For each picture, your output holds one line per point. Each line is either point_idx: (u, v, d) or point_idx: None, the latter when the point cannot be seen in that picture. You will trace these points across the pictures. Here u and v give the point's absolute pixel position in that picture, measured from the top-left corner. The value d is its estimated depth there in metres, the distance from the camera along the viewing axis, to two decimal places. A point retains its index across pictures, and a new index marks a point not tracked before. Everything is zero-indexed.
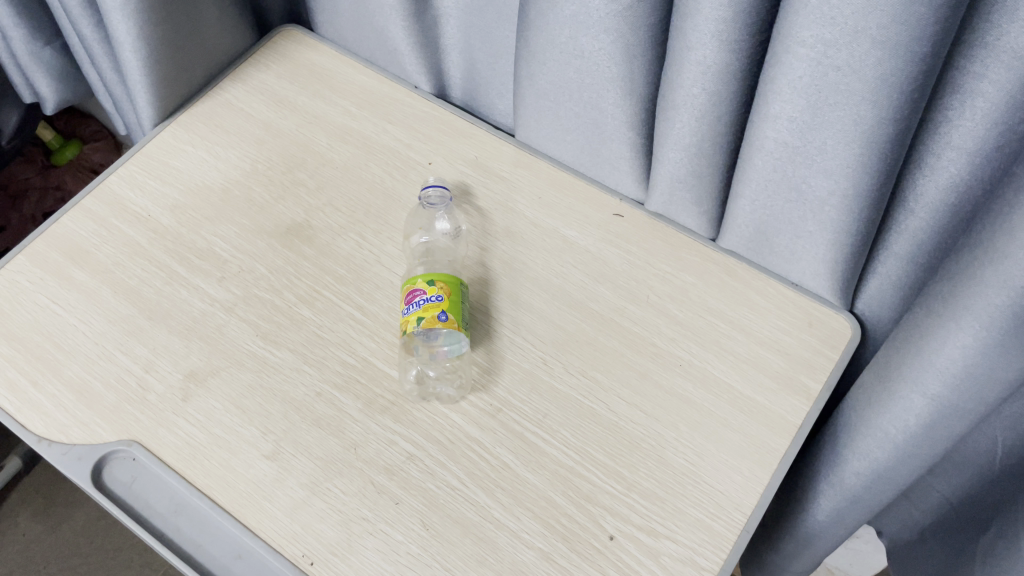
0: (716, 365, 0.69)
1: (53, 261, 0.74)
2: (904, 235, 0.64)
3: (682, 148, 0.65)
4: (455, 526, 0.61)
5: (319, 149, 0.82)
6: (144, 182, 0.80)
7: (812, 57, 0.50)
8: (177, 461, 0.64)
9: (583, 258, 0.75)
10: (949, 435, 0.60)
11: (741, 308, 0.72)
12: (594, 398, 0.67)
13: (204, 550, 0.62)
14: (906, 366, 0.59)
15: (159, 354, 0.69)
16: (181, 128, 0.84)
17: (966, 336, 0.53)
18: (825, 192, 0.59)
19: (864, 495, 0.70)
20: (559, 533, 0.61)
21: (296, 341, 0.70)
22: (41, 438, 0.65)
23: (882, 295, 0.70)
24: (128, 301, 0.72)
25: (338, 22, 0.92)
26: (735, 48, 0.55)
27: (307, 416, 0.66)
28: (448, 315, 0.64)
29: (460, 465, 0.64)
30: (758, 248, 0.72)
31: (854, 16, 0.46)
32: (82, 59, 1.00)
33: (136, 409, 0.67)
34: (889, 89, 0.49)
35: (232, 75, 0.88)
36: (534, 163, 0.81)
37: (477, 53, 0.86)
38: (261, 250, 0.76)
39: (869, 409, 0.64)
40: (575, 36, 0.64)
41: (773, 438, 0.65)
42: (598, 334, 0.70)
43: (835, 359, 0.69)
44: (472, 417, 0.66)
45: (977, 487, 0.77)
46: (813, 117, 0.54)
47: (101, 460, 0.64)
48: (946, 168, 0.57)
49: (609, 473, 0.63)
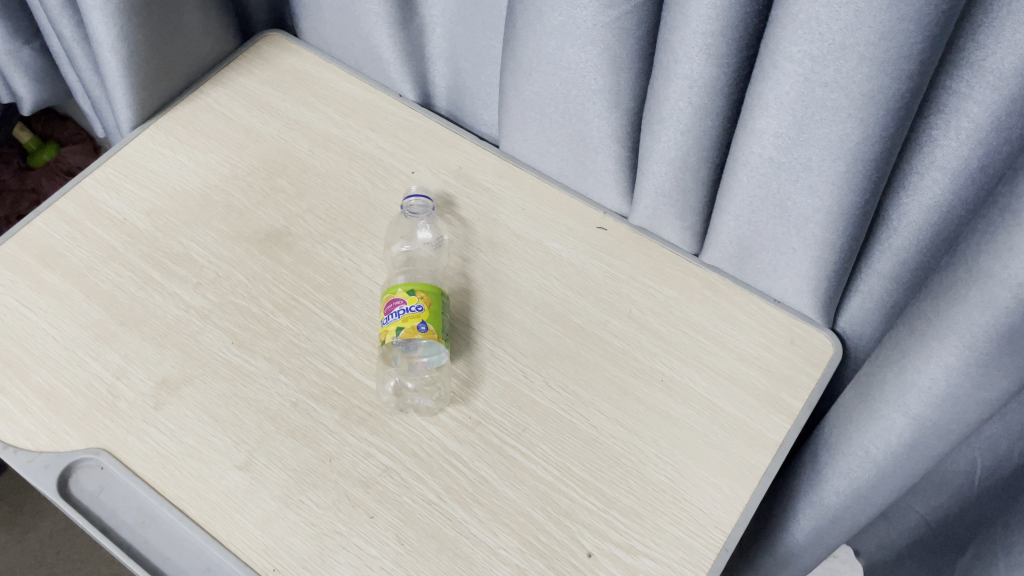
0: (698, 381, 0.68)
1: (25, 263, 0.73)
2: (886, 253, 0.64)
3: (667, 161, 0.65)
4: (431, 541, 0.60)
5: (300, 156, 0.81)
6: (121, 185, 0.79)
7: (799, 72, 0.50)
8: (146, 470, 0.63)
9: (566, 270, 0.74)
10: (930, 455, 0.60)
11: (723, 323, 0.71)
12: (574, 412, 0.66)
13: (171, 563, 0.60)
14: (888, 384, 0.58)
15: (131, 360, 0.68)
16: (160, 131, 0.83)
17: (949, 356, 0.52)
18: (809, 209, 0.59)
19: (844, 514, 0.70)
20: (536, 550, 0.60)
21: (272, 350, 0.69)
22: (6, 444, 0.63)
23: (864, 314, 0.70)
24: (100, 306, 0.71)
25: (323, 29, 0.91)
26: (722, 63, 0.54)
27: (282, 426, 0.65)
28: (428, 325, 0.63)
29: (437, 479, 0.63)
30: (741, 263, 0.71)
31: (842, 32, 0.46)
32: (62, 60, 0.98)
33: (106, 417, 0.65)
34: (875, 107, 0.49)
35: (214, 80, 0.87)
36: (518, 174, 0.81)
37: (463, 62, 0.86)
38: (239, 256, 0.74)
39: (849, 429, 0.64)
40: (562, 46, 0.64)
41: (754, 456, 0.65)
42: (580, 348, 0.70)
43: (817, 378, 0.68)
44: (450, 429, 0.65)
45: (955, 508, 0.77)
46: (800, 133, 0.54)
47: (68, 469, 0.63)
48: (929, 187, 0.57)
49: (588, 489, 0.63)
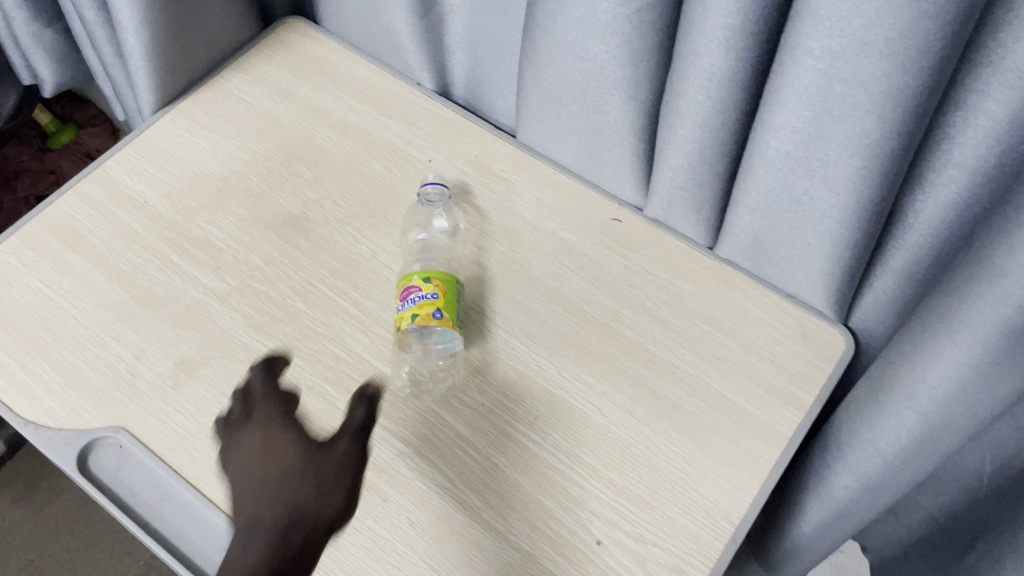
0: (709, 374, 0.69)
1: (47, 244, 0.74)
2: (901, 250, 0.64)
3: (684, 154, 0.65)
4: (443, 525, 0.61)
5: (318, 143, 0.82)
6: (142, 168, 0.79)
7: (819, 67, 0.50)
8: (164, 449, 0.64)
9: (580, 261, 0.75)
10: (940, 451, 0.60)
11: (735, 317, 0.72)
12: (586, 402, 0.67)
13: (188, 541, 0.61)
14: (899, 380, 0.59)
15: (150, 341, 0.69)
16: (181, 116, 0.84)
17: (960, 354, 0.52)
18: (826, 204, 0.59)
19: (853, 508, 0.70)
20: (546, 536, 0.61)
21: (288, 334, 0.70)
22: (28, 421, 0.64)
23: (877, 309, 0.70)
24: (121, 287, 0.72)
25: (343, 17, 0.91)
26: (742, 57, 0.54)
27: (297, 409, 0.66)
28: (442, 313, 0.64)
29: (449, 464, 0.63)
30: (756, 258, 0.72)
31: (862, 28, 0.46)
32: (84, 42, 0.99)
33: (125, 396, 0.66)
34: (893, 104, 0.49)
35: (234, 66, 0.88)
36: (535, 164, 0.81)
37: (482, 51, 0.85)
38: (257, 240, 0.75)
39: (859, 423, 0.64)
40: (582, 38, 0.64)
41: (764, 448, 0.65)
42: (593, 339, 0.70)
43: (828, 372, 0.69)
44: (463, 416, 0.66)
45: (964, 505, 0.77)
46: (818, 128, 0.54)
47: (87, 447, 0.64)
48: (946, 184, 0.57)
49: (599, 477, 0.63)
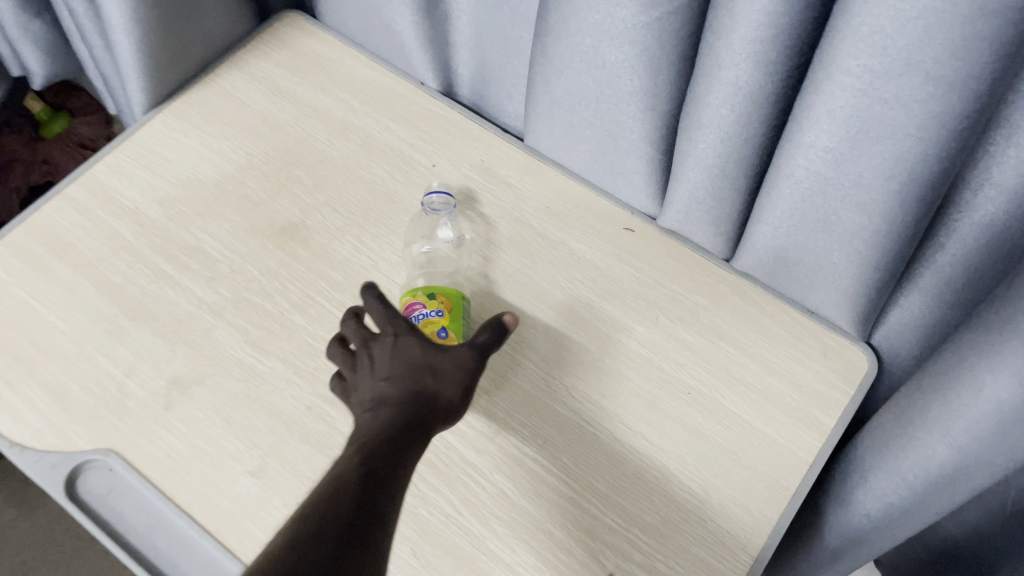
0: (726, 394, 0.66)
1: (33, 252, 0.71)
2: (932, 270, 0.61)
3: (704, 167, 0.61)
4: (448, 556, 0.58)
5: (317, 146, 0.79)
6: (133, 172, 0.76)
7: (856, 86, 0.46)
8: (156, 473, 0.61)
9: (591, 273, 0.72)
10: (971, 485, 0.57)
11: (753, 334, 0.69)
12: (597, 424, 0.64)
13: (181, 571, 0.58)
14: (930, 411, 0.56)
15: (141, 357, 0.66)
16: (174, 116, 0.80)
17: (1000, 391, 0.49)
18: (856, 225, 0.56)
19: (874, 534, 0.67)
20: (556, 568, 0.58)
21: (285, 350, 0.67)
22: (14, 443, 0.62)
23: (903, 328, 0.67)
24: (110, 299, 0.69)
25: (344, 12, 0.88)
26: (771, 71, 0.51)
27: (295, 431, 0.63)
28: (448, 332, 0.61)
29: (454, 490, 0.61)
30: (776, 273, 0.68)
31: (907, 48, 0.42)
32: (73, 34, 0.95)
33: (114, 416, 0.63)
34: (936, 128, 0.45)
35: (230, 63, 0.84)
36: (544, 170, 0.78)
37: (489, 52, 0.81)
38: (253, 250, 0.72)
39: (885, 451, 0.61)
40: (598, 45, 0.60)
41: (784, 475, 0.62)
42: (604, 356, 0.67)
43: (850, 395, 0.65)
44: (468, 439, 0.63)
45: (986, 527, 0.75)
46: (852, 148, 0.50)
47: (75, 471, 0.61)
48: (985, 206, 0.53)
49: (610, 505, 0.61)
